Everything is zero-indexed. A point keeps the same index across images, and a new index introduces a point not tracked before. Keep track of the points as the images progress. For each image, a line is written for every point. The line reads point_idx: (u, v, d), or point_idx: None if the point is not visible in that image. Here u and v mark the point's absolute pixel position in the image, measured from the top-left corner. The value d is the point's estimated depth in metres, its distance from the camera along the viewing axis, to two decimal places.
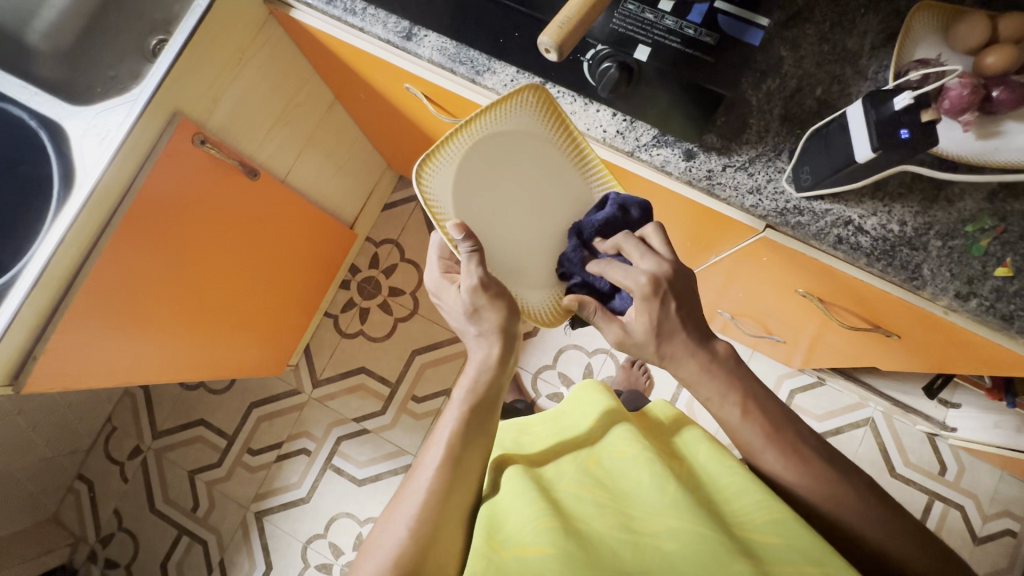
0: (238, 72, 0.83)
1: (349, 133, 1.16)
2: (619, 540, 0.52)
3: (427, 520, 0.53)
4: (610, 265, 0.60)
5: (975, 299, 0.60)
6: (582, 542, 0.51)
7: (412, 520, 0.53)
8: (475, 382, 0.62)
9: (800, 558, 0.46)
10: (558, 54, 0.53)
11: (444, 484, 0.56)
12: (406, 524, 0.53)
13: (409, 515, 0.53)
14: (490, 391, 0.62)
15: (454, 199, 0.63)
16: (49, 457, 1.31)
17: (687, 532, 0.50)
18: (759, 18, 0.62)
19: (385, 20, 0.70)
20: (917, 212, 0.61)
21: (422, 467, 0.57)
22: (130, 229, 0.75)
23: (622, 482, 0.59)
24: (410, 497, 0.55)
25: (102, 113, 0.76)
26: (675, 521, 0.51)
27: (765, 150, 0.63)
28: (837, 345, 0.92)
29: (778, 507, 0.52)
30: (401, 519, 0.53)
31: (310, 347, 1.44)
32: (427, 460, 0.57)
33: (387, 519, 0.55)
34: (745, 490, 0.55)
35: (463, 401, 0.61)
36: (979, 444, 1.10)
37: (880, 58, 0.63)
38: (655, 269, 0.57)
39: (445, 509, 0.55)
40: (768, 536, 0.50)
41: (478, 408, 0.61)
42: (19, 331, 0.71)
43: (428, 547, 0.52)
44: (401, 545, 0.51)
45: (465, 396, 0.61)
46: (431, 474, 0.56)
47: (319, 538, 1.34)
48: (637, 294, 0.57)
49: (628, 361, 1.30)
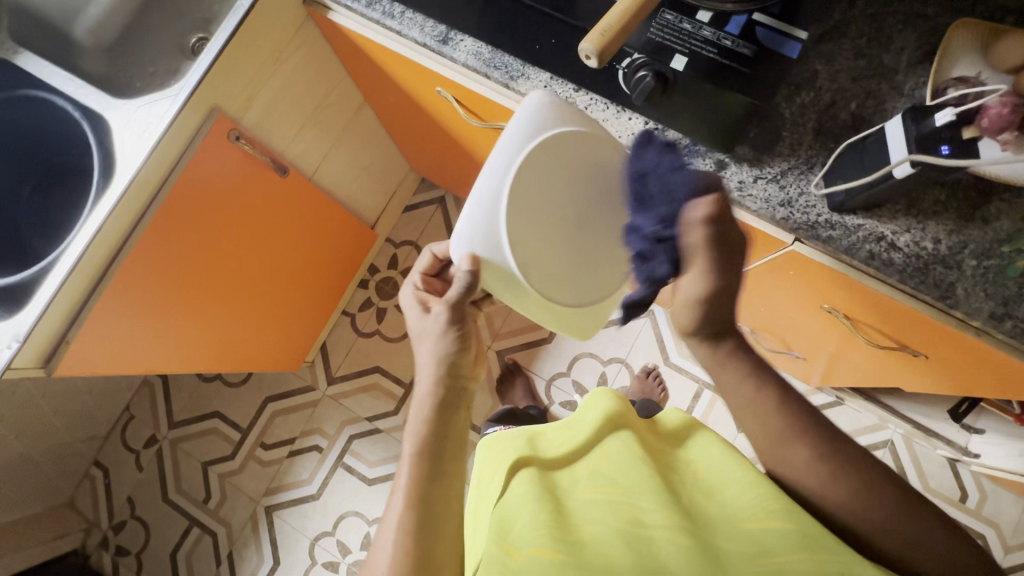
0: (275, 70, 0.85)
1: (376, 134, 1.17)
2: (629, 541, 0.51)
3: (408, 550, 0.52)
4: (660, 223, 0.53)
5: (1010, 320, 0.59)
6: (593, 548, 0.51)
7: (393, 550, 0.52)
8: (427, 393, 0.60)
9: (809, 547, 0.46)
10: (598, 61, 0.54)
11: (422, 506, 0.54)
12: (388, 554, 0.52)
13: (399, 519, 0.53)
14: (448, 394, 0.60)
15: (535, 170, 0.62)
16: (68, 442, 1.34)
17: (694, 534, 0.50)
18: (798, 31, 0.63)
19: (423, 24, 0.71)
20: (952, 230, 0.60)
21: (392, 503, 0.55)
22: (162, 219, 0.77)
23: (627, 474, 0.59)
24: (387, 529, 0.54)
25: (143, 107, 0.78)
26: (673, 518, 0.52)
27: (798, 162, 0.62)
28: (860, 364, 0.90)
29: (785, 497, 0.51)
30: (382, 556, 0.52)
31: (326, 345, 1.45)
32: (397, 494, 0.55)
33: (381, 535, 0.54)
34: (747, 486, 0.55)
35: (423, 406, 0.59)
36: (1001, 471, 1.06)
37: (917, 75, 0.63)
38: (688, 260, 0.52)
39: (434, 530, 0.53)
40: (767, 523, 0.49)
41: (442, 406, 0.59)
42: (55, 316, 0.73)
43: (430, 547, 0.53)
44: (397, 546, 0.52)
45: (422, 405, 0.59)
46: (404, 505, 0.54)
47: (327, 535, 1.35)
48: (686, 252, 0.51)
49: (643, 372, 1.28)
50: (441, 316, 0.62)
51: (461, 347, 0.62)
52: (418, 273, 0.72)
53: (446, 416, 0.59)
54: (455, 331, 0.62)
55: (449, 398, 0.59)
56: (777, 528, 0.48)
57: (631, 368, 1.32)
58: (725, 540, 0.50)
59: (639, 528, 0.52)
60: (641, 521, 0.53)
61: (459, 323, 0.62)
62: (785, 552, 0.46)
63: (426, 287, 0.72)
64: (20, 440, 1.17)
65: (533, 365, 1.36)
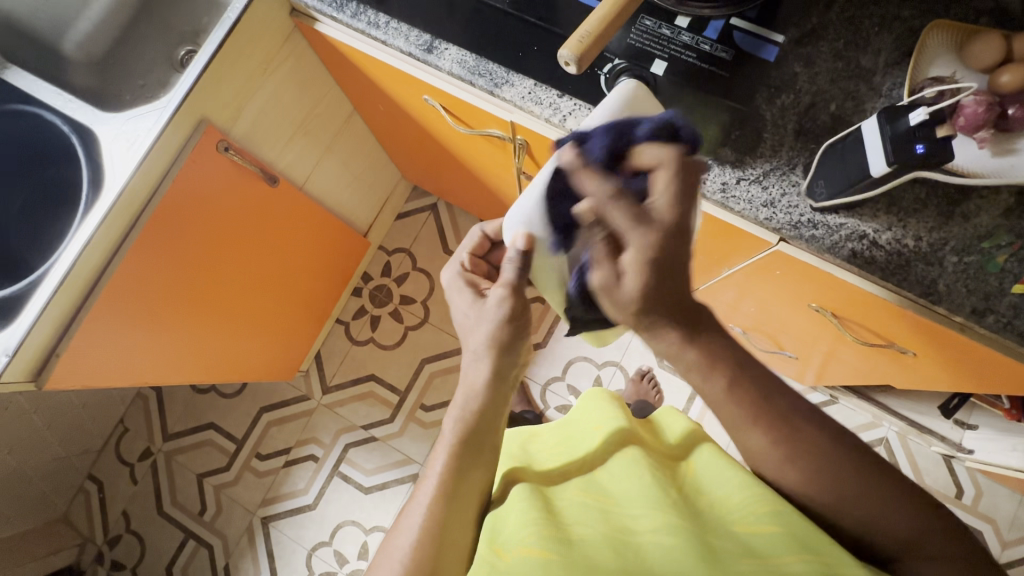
0: (263, 81, 0.85)
1: (367, 142, 1.18)
2: (614, 545, 0.51)
3: (429, 539, 0.52)
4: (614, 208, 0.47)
5: (992, 315, 0.59)
6: (582, 547, 0.51)
7: (414, 537, 0.52)
8: (465, 408, 0.58)
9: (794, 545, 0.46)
10: (578, 67, 0.54)
11: (447, 499, 0.55)
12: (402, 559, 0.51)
13: (415, 525, 0.53)
14: (489, 407, 0.59)
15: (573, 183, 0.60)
16: (62, 457, 1.33)
17: (687, 531, 0.50)
18: (773, 35, 0.64)
19: (407, 33, 0.72)
20: (932, 228, 0.61)
21: (422, 489, 0.56)
22: (153, 231, 0.77)
23: (619, 481, 0.59)
24: (413, 512, 0.55)
25: (132, 119, 0.79)
26: (664, 518, 0.52)
27: (779, 163, 0.63)
28: (851, 362, 0.91)
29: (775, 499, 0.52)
30: (405, 538, 0.53)
31: (321, 354, 1.45)
32: (428, 480, 0.56)
33: (391, 541, 0.54)
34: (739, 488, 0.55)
35: (457, 418, 0.58)
36: (994, 466, 1.07)
37: (894, 76, 0.64)
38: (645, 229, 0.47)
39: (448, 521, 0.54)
40: (765, 526, 0.49)
41: (480, 417, 0.58)
42: (44, 329, 0.73)
43: (440, 556, 0.53)
44: (410, 555, 0.52)
45: (456, 417, 0.58)
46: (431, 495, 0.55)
47: (323, 545, 1.34)
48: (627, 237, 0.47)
49: (637, 374, 1.28)
50: (502, 298, 0.58)
51: (517, 339, 0.59)
52: (466, 252, 0.70)
53: (489, 412, 0.59)
54: (513, 321, 0.59)
55: (497, 396, 0.60)
56: (769, 532, 0.48)
57: (625, 371, 1.33)
58: (718, 540, 0.50)
59: (627, 534, 0.53)
60: (629, 529, 0.53)
61: (519, 313, 0.59)
62: (768, 553, 0.46)
63: (472, 268, 0.69)
64: (12, 455, 1.17)
65: (527, 370, 1.36)
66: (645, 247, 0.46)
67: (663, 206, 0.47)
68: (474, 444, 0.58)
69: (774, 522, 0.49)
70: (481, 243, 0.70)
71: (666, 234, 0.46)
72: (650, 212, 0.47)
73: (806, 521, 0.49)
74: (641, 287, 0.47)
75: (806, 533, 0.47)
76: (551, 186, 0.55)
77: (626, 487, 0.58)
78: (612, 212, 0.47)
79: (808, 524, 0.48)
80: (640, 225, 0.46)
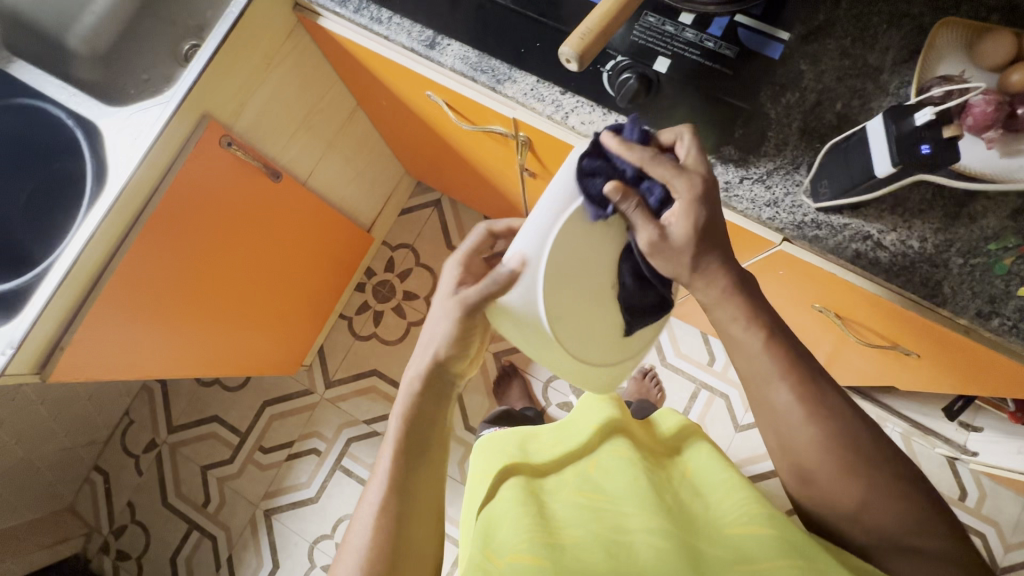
0: (266, 77, 0.85)
1: (370, 138, 1.18)
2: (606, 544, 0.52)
3: (382, 541, 0.56)
4: (657, 161, 0.54)
5: (997, 318, 0.59)
6: (574, 551, 0.51)
7: (368, 536, 0.56)
8: (405, 407, 0.62)
9: (791, 548, 0.46)
10: (579, 65, 0.54)
11: (399, 500, 0.58)
12: (361, 549, 0.55)
13: (370, 518, 0.57)
14: (426, 409, 0.62)
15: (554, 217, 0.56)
16: (68, 447, 1.34)
17: (678, 536, 0.50)
18: (779, 32, 0.63)
19: (410, 29, 0.72)
20: (938, 229, 0.60)
21: (373, 489, 0.59)
22: (156, 225, 0.78)
23: (613, 481, 0.60)
24: (366, 511, 0.58)
25: (136, 114, 0.79)
26: (656, 520, 0.52)
27: (783, 163, 0.63)
28: (854, 363, 0.90)
29: (771, 507, 0.51)
30: (359, 538, 0.56)
31: (324, 348, 1.45)
32: (377, 482, 0.59)
33: (350, 533, 0.58)
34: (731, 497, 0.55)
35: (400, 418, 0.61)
36: (999, 469, 1.06)
37: (902, 74, 0.63)
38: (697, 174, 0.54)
39: (405, 523, 0.57)
40: (754, 528, 0.49)
41: (421, 416, 0.62)
42: (49, 322, 0.74)
43: (399, 544, 0.56)
44: (370, 544, 0.56)
45: (400, 419, 0.61)
46: (381, 496, 0.58)
47: (326, 538, 1.35)
48: (685, 195, 0.53)
49: (640, 372, 1.28)
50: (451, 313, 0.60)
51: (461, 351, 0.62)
52: (469, 246, 0.65)
53: (427, 410, 0.62)
54: (461, 338, 0.61)
55: (438, 394, 0.63)
56: (758, 533, 0.48)
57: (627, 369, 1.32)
58: (707, 546, 0.50)
59: (620, 534, 0.53)
60: (622, 527, 0.54)
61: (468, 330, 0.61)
62: (765, 556, 0.46)
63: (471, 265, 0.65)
64: (19, 445, 1.18)
65: (530, 367, 1.36)
66: (692, 193, 0.53)
67: (695, 157, 0.55)
68: (419, 442, 0.61)
69: (764, 525, 0.49)
70: (484, 240, 0.66)
71: (705, 181, 0.54)
72: (688, 166, 0.54)
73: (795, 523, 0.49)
74: (692, 226, 0.54)
75: (799, 539, 0.47)
76: (582, 165, 0.55)
77: (620, 488, 0.58)
78: (655, 168, 0.54)
79: (802, 533, 0.48)
80: (684, 175, 0.54)
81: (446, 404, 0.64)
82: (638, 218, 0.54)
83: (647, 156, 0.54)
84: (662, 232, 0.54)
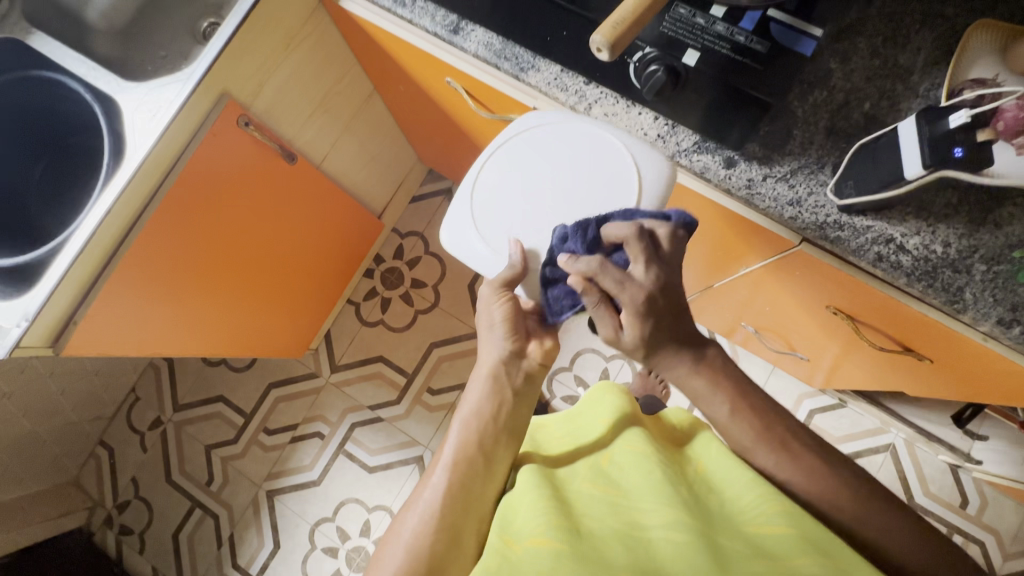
0: (287, 56, 0.85)
1: (385, 122, 1.17)
2: (621, 539, 0.51)
3: (431, 534, 0.57)
4: (602, 271, 0.58)
5: (1018, 327, 0.58)
6: (592, 541, 0.51)
7: (419, 523, 0.58)
8: (479, 406, 0.65)
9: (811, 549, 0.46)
10: (610, 54, 0.53)
11: (460, 478, 0.60)
12: (411, 531, 0.58)
13: (425, 505, 0.59)
14: (494, 416, 0.65)
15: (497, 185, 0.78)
16: (74, 421, 1.35)
17: (699, 531, 0.50)
18: (812, 28, 0.61)
19: (434, 14, 0.71)
20: (962, 234, 0.60)
21: (436, 467, 0.62)
22: (174, 200, 0.78)
23: (629, 476, 0.59)
24: (421, 499, 0.60)
25: (155, 90, 0.79)
26: (676, 515, 0.51)
27: (808, 162, 0.62)
28: (864, 367, 0.90)
29: (792, 506, 0.52)
30: (411, 520, 0.59)
31: (330, 333, 1.46)
32: (442, 461, 0.62)
33: (405, 515, 0.60)
34: (748, 490, 0.55)
35: (466, 420, 0.64)
36: (1003, 478, 1.07)
37: (933, 76, 0.62)
38: (646, 283, 0.57)
39: (458, 506, 0.59)
40: (777, 527, 0.49)
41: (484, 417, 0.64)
42: (64, 296, 0.74)
43: (450, 534, 0.57)
44: (421, 531, 0.57)
45: (467, 417, 0.64)
46: (444, 471, 0.61)
47: (327, 521, 1.36)
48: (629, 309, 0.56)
49: (644, 369, 1.25)
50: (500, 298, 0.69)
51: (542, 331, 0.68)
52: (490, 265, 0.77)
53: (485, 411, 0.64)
54: (505, 286, 0.69)
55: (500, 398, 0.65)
56: (780, 533, 0.49)
57: (633, 365, 1.32)
58: (725, 537, 0.50)
59: (637, 528, 0.53)
60: (639, 523, 0.53)
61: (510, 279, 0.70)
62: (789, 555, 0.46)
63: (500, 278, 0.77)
64: (27, 417, 1.19)
65: None
66: (634, 304, 0.56)
67: (642, 269, 0.58)
68: (487, 445, 0.63)
69: (786, 525, 0.49)
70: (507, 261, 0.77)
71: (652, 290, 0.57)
72: (634, 275, 0.58)
73: (819, 528, 0.49)
74: (641, 332, 0.57)
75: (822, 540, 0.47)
76: (546, 274, 0.69)
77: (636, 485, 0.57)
78: (605, 278, 0.58)
79: (825, 533, 0.49)
80: (631, 285, 0.57)
81: (511, 416, 0.66)
82: (596, 315, 0.59)
83: (593, 267, 0.59)
84: (617, 332, 0.58)
